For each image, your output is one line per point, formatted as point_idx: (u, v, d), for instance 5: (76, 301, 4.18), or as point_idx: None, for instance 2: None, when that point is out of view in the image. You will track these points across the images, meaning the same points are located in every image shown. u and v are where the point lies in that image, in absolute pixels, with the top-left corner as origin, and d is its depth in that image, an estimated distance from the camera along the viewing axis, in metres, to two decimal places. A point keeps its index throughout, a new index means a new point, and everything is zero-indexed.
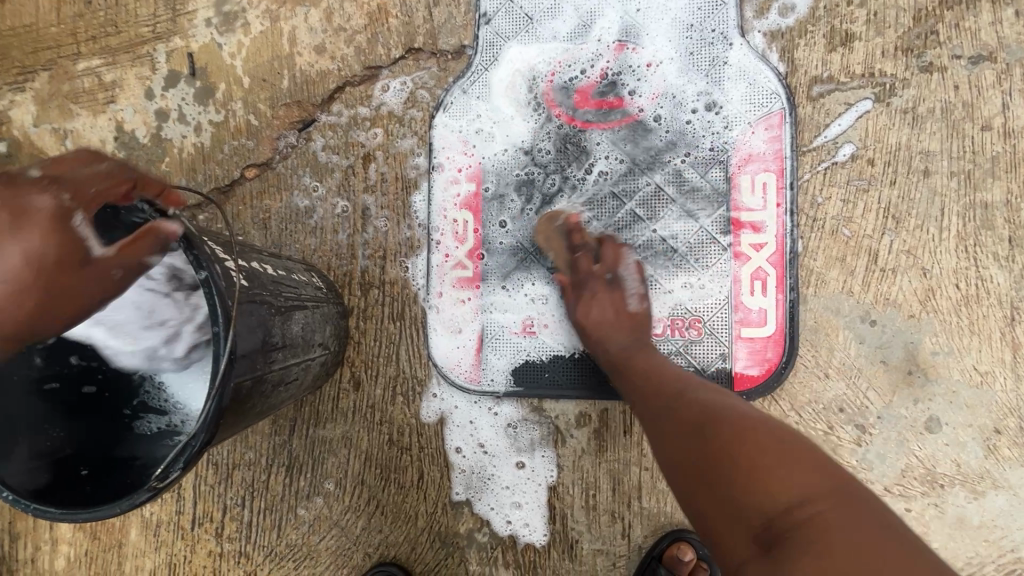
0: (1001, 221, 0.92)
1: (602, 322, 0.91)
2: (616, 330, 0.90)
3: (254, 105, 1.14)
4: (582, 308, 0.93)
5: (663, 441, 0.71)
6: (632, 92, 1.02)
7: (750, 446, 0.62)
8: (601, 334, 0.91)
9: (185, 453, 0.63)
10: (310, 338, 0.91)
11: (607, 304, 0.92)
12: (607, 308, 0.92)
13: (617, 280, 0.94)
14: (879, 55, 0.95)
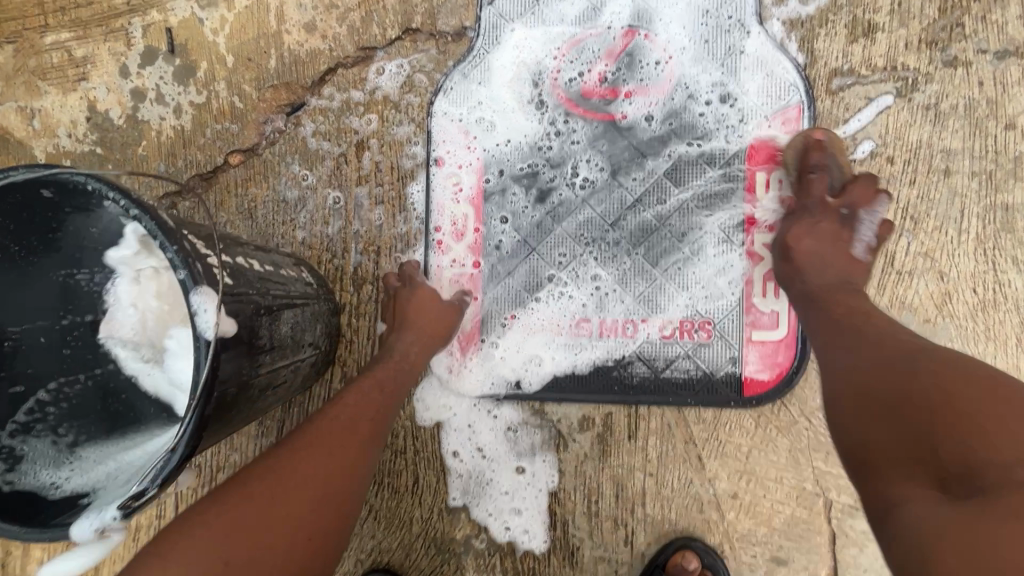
0: (1021, 224, 0.89)
1: (818, 258, 0.83)
2: (830, 263, 0.83)
3: (238, 86, 1.07)
4: (795, 231, 0.86)
5: (865, 379, 0.66)
6: (643, 82, 0.97)
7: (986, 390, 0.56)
8: (803, 263, 0.84)
9: (162, 470, 0.57)
10: (300, 338, 0.85)
11: (829, 232, 0.84)
12: (827, 237, 0.84)
13: (854, 217, 0.85)
14: (902, 47, 0.91)
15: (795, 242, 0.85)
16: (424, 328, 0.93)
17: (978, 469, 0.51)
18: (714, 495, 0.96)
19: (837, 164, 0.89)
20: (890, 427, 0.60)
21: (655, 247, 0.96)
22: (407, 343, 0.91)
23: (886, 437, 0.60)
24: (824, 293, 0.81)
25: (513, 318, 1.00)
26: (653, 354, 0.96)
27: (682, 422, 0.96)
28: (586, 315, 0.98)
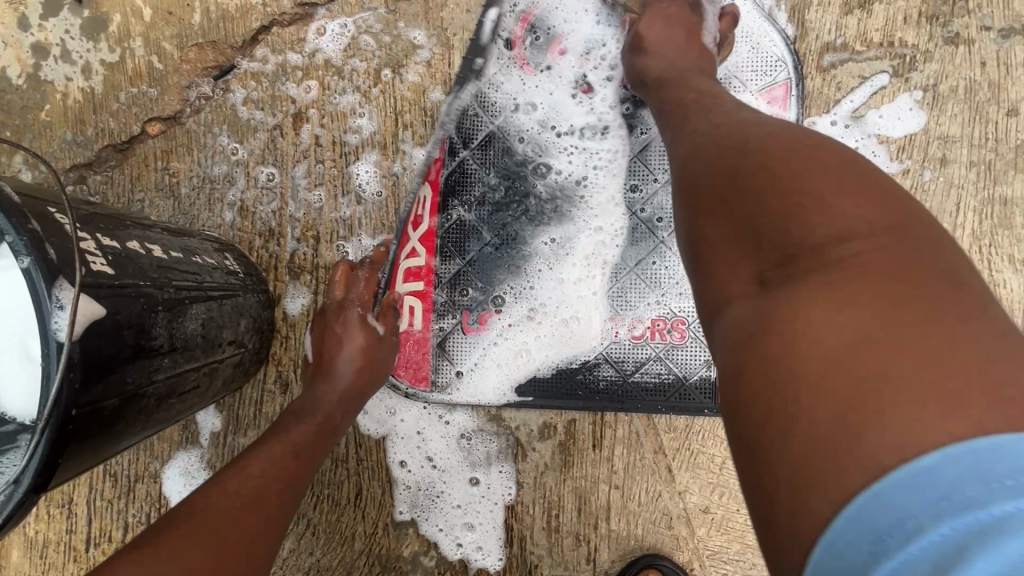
0: (1019, 220, 0.82)
1: (670, 69, 0.74)
2: (676, 68, 0.74)
3: (157, 43, 0.93)
4: (644, 49, 0.78)
5: (692, 170, 0.58)
6: (609, 55, 0.88)
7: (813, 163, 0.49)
8: (666, 78, 0.74)
9: (8, 507, 0.46)
10: (216, 337, 0.74)
11: (681, 43, 0.76)
12: (679, 50, 0.76)
13: (701, 19, 0.79)
14: (900, 21, 0.82)
15: (652, 59, 0.76)
16: (350, 373, 0.79)
17: (797, 253, 0.46)
18: (684, 509, 0.88)
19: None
20: (717, 215, 0.53)
21: (626, 238, 0.87)
22: (330, 393, 0.77)
23: (720, 228, 0.53)
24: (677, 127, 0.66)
25: (467, 314, 0.89)
26: (623, 356, 0.87)
27: (651, 430, 0.88)
28: (550, 313, 0.88)
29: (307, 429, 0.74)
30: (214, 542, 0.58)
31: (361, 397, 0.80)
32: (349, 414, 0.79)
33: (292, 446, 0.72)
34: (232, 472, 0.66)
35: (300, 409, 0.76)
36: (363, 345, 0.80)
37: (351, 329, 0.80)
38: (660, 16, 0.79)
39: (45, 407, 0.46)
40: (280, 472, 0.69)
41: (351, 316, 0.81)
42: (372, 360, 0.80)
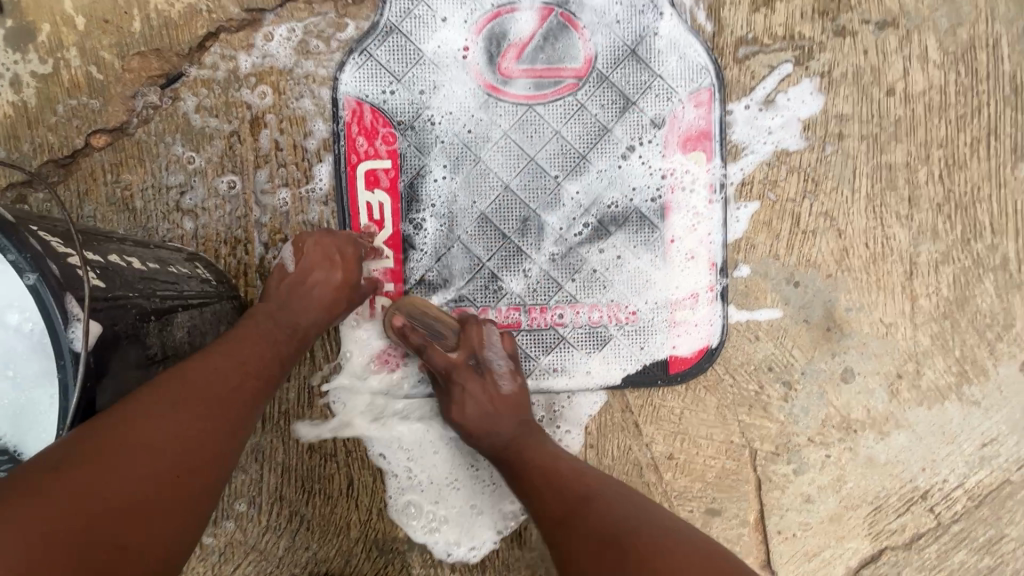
0: (902, 182, 0.98)
1: (480, 418, 0.86)
2: (491, 425, 0.86)
3: (94, 53, 0.90)
4: (460, 409, 0.87)
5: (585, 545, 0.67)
6: (561, 61, 0.94)
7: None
8: (484, 429, 0.86)
9: None
10: (200, 344, 0.75)
11: (478, 394, 0.87)
12: (482, 401, 0.86)
13: (486, 363, 0.89)
14: (798, 17, 0.95)
15: (456, 408, 0.87)
16: (324, 289, 0.82)
17: None
18: (652, 458, 0.98)
19: (434, 328, 0.89)
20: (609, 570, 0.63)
21: (601, 208, 0.95)
22: (303, 306, 0.80)
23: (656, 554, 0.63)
24: (516, 441, 0.85)
25: (440, 313, 0.95)
26: (585, 337, 0.96)
27: (618, 392, 0.97)
28: (516, 302, 0.95)
29: (278, 332, 0.76)
30: (191, 420, 0.58)
31: (333, 313, 0.83)
32: (319, 325, 0.81)
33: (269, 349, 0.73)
34: (209, 355, 0.66)
35: (274, 313, 0.78)
36: (334, 266, 0.83)
37: (324, 248, 0.84)
38: (459, 371, 0.88)
39: (66, 416, 0.51)
40: (256, 360, 0.70)
41: (328, 246, 0.84)
42: (344, 281, 0.83)
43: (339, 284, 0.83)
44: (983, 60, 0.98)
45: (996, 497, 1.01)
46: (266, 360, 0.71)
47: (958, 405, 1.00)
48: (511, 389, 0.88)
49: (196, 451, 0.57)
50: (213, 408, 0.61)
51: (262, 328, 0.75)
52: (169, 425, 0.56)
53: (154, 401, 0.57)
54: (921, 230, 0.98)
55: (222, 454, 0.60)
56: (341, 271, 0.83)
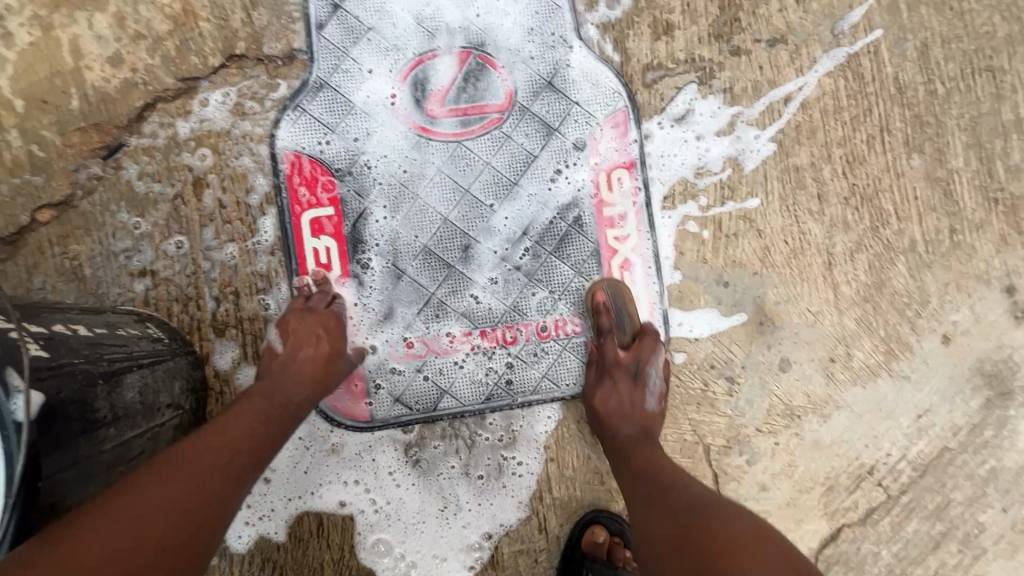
0: (810, 181, 1.06)
1: (618, 411, 0.92)
2: (625, 418, 0.91)
3: (35, 132, 0.94)
4: (598, 394, 0.94)
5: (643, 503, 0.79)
6: (484, 99, 1.00)
7: (737, 520, 0.69)
8: (612, 420, 0.92)
9: None
10: (153, 402, 0.77)
11: (625, 395, 0.93)
12: (625, 400, 0.93)
13: (644, 376, 0.94)
14: (696, 42, 1.04)
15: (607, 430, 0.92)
16: (310, 361, 0.86)
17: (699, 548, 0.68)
18: (611, 465, 1.02)
19: (625, 317, 0.98)
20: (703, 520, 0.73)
21: (536, 230, 1.01)
22: (295, 381, 0.83)
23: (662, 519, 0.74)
24: (636, 443, 0.89)
25: (394, 345, 0.99)
26: (533, 353, 1.01)
27: (572, 403, 1.01)
28: (465, 327, 1.00)
29: (270, 409, 0.79)
30: (182, 493, 0.62)
31: (323, 385, 0.86)
32: (310, 399, 0.84)
33: (259, 422, 0.76)
34: (203, 434, 0.70)
35: (266, 392, 0.81)
36: (317, 340, 0.88)
37: (307, 325, 0.89)
38: (613, 366, 0.95)
39: (10, 486, 0.50)
40: (248, 437, 0.73)
41: (312, 322, 0.90)
42: (330, 352, 0.88)
43: (327, 355, 0.88)
44: (867, 65, 1.08)
45: (938, 464, 1.07)
46: (260, 437, 0.75)
47: (890, 381, 1.07)
48: (654, 411, 0.93)
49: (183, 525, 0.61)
50: (205, 482, 0.65)
51: (257, 407, 0.78)
52: (160, 497, 0.61)
53: (150, 479, 0.62)
54: (833, 224, 1.06)
55: (211, 531, 0.63)
56: (327, 343, 0.89)
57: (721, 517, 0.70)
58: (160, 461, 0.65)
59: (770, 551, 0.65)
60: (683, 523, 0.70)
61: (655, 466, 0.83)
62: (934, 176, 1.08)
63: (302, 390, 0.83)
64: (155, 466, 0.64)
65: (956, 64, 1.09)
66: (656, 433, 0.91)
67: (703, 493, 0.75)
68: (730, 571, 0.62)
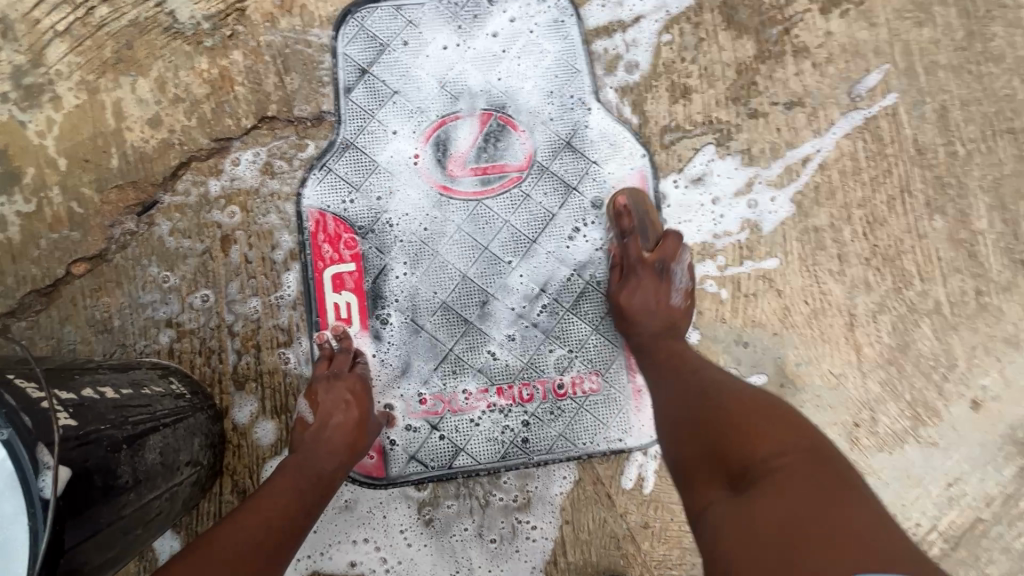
0: (830, 241, 1.05)
1: (642, 306, 0.92)
2: (649, 313, 0.91)
3: (75, 189, 0.98)
4: (623, 292, 0.94)
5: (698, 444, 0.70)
6: (504, 159, 1.03)
7: (753, 398, 0.71)
8: (637, 313, 0.92)
9: None
10: (173, 462, 0.78)
11: (651, 290, 0.93)
12: (650, 295, 0.92)
13: (669, 272, 0.94)
14: (714, 104, 1.06)
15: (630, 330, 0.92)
16: (340, 429, 0.85)
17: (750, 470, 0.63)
18: (628, 529, 1.00)
19: (646, 222, 0.98)
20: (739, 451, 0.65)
21: (554, 287, 1.02)
22: (326, 451, 0.83)
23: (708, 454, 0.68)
24: (654, 339, 0.89)
25: (410, 401, 0.99)
26: (549, 412, 1.00)
27: (588, 464, 1.00)
28: (481, 384, 1.00)
29: (303, 479, 0.78)
30: None
31: (355, 452, 0.85)
32: (343, 467, 0.83)
33: (293, 495, 0.76)
34: (237, 515, 0.71)
35: (299, 463, 0.81)
36: (348, 406, 0.88)
37: (336, 391, 0.89)
38: (638, 265, 0.95)
39: (31, 563, 0.51)
40: (282, 511, 0.73)
41: (343, 387, 0.90)
42: (360, 417, 0.88)
43: (357, 421, 0.87)
44: (885, 127, 1.08)
45: (971, 536, 1.02)
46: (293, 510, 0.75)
47: (917, 447, 1.04)
48: (679, 307, 0.93)
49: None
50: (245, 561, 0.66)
51: (291, 481, 0.78)
52: None
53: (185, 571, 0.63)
54: (854, 284, 1.05)
55: None
56: (357, 408, 0.88)
57: (734, 390, 0.73)
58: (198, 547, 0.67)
59: (779, 424, 0.67)
60: (702, 402, 0.72)
61: (679, 354, 0.85)
62: (957, 238, 1.07)
63: (336, 460, 0.82)
64: (195, 553, 0.65)
65: (976, 126, 1.09)
66: (682, 328, 0.91)
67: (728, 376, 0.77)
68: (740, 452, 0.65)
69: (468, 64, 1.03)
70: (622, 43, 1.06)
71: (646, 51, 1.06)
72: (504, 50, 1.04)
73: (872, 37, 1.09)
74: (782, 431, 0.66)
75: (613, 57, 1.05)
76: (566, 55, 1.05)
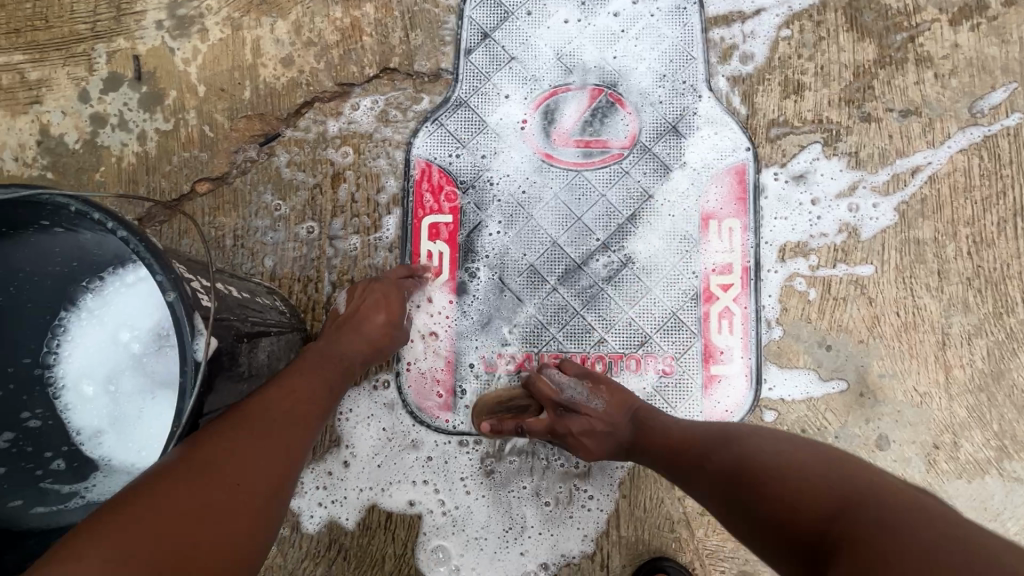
0: (931, 256, 1.03)
1: (598, 436, 0.87)
2: (604, 437, 0.87)
3: (209, 115, 1.06)
4: (563, 425, 0.90)
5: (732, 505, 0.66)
6: (608, 135, 1.05)
7: (796, 463, 0.62)
8: (606, 450, 0.87)
9: None
10: (275, 368, 0.83)
11: (591, 425, 0.87)
12: (591, 425, 0.87)
13: (565, 403, 0.90)
14: (826, 104, 1.05)
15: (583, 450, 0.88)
16: (367, 324, 0.90)
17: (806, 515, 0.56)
18: (683, 513, 0.99)
19: (558, 377, 0.95)
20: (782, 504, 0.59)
21: (641, 265, 1.03)
22: (352, 340, 0.87)
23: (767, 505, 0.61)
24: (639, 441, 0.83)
25: (486, 355, 1.02)
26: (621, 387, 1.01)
27: None
28: (557, 349, 1.02)
29: (330, 362, 0.82)
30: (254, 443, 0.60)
31: (376, 349, 0.90)
32: (363, 357, 0.88)
33: (320, 375, 0.78)
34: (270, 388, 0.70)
35: (326, 348, 0.85)
36: (379, 307, 0.93)
37: (370, 293, 0.94)
38: (560, 426, 0.90)
39: (181, 417, 0.55)
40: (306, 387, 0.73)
41: (379, 289, 0.95)
42: (392, 317, 0.93)
43: (383, 321, 0.92)
44: (1005, 147, 1.04)
45: None
46: (318, 388, 0.74)
47: (999, 480, 0.99)
48: (606, 410, 0.88)
49: (263, 472, 0.58)
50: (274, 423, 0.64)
51: (316, 361, 0.80)
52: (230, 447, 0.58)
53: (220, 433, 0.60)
54: (952, 302, 1.02)
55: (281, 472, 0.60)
56: (387, 309, 0.93)
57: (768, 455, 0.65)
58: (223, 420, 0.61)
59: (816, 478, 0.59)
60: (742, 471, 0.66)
61: (670, 446, 0.77)
62: None
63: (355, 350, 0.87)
64: (224, 420, 0.61)
65: None
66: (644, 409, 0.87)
67: (766, 436, 0.70)
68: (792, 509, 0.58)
69: (586, 39, 1.06)
70: (740, 34, 1.06)
71: (763, 44, 1.06)
72: (623, 30, 1.07)
73: (1002, 54, 1.06)
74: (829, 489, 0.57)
75: (729, 47, 1.06)
76: (683, 41, 1.06)
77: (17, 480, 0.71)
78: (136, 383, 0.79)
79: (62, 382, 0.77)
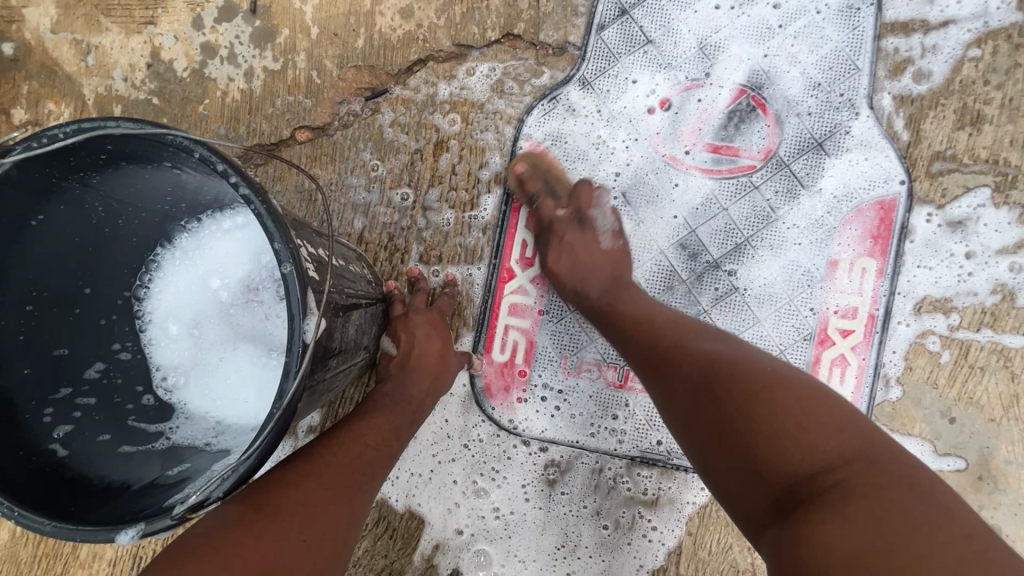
0: None
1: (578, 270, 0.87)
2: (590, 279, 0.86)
3: (319, 60, 1.01)
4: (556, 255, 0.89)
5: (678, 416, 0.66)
6: (741, 143, 0.94)
7: (779, 378, 0.62)
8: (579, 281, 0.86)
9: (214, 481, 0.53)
10: (360, 341, 0.79)
11: (580, 243, 0.89)
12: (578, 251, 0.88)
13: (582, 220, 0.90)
14: (1007, 143, 0.91)
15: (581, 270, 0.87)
16: (429, 359, 0.85)
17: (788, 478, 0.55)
18: (751, 564, 0.92)
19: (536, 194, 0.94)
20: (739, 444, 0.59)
21: (753, 292, 0.93)
22: (417, 382, 0.82)
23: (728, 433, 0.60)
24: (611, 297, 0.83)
25: (567, 360, 0.96)
26: None
27: None
28: None
29: (397, 408, 0.79)
30: (321, 494, 0.62)
31: (439, 383, 0.85)
32: (430, 396, 0.84)
33: (389, 418, 0.77)
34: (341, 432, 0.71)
35: (389, 393, 0.80)
36: (434, 340, 0.87)
37: (417, 327, 0.88)
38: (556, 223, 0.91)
39: (280, 400, 0.52)
40: (376, 431, 0.74)
41: (422, 323, 0.88)
42: (443, 350, 0.87)
43: (439, 353, 0.86)
44: None
45: None
46: (386, 431, 0.75)
47: None
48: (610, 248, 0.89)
49: (326, 532, 0.60)
50: (342, 471, 0.66)
51: (384, 409, 0.78)
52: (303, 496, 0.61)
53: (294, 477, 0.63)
54: None
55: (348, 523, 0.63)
56: (438, 343, 0.87)
57: (733, 365, 0.65)
58: (299, 462, 0.65)
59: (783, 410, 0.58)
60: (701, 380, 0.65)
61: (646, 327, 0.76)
62: None
63: (423, 387, 0.82)
64: (292, 471, 0.64)
65: None
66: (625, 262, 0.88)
67: (724, 341, 0.70)
68: (762, 443, 0.57)
69: (737, 32, 0.94)
70: (920, 46, 0.92)
71: (946, 62, 0.91)
72: (781, 25, 0.94)
73: None
74: (820, 434, 0.56)
75: (902, 60, 0.92)
76: (850, 48, 0.92)
77: (107, 412, 0.69)
78: (220, 333, 0.76)
79: (149, 317, 0.75)
